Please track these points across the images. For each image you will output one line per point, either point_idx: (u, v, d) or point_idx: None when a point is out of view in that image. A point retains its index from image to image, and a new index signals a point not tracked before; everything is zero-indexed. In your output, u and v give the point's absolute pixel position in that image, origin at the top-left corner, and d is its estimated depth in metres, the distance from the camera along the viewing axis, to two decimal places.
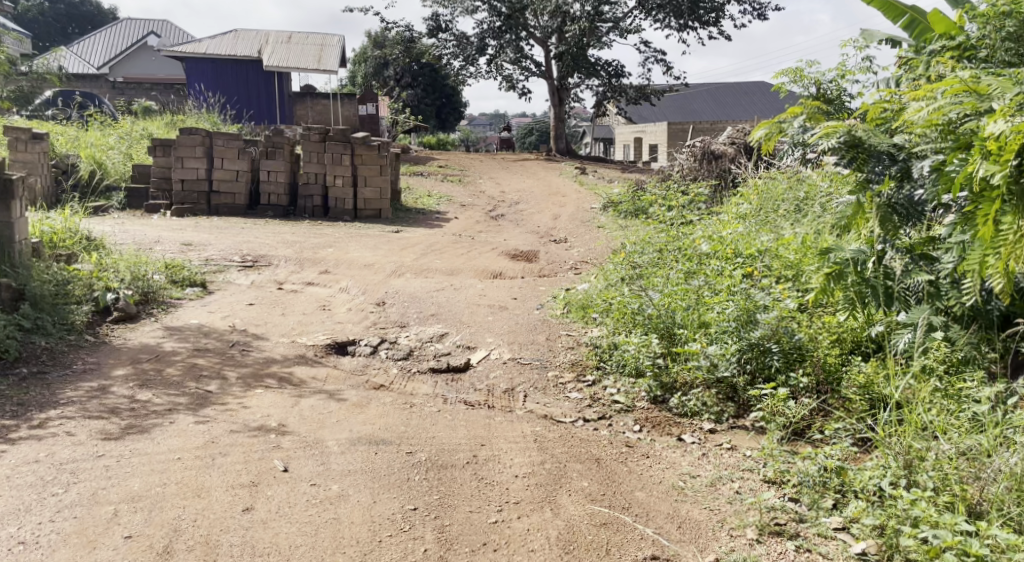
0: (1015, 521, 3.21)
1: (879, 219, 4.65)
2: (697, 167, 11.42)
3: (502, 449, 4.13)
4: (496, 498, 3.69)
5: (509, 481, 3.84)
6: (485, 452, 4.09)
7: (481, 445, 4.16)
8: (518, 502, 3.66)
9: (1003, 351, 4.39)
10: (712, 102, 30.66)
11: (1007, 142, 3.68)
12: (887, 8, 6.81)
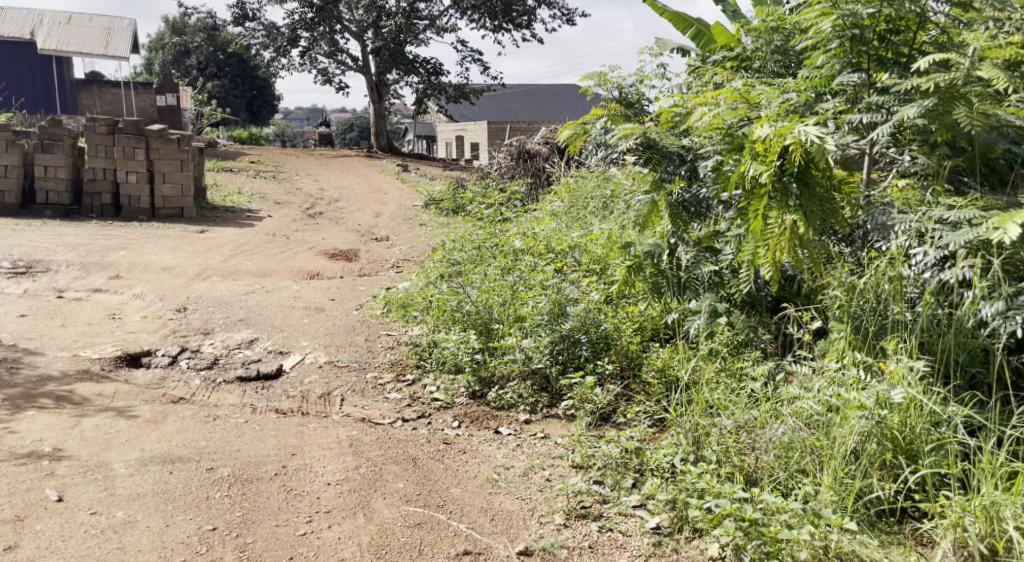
0: (783, 485, 3.53)
1: (670, 216, 4.93)
2: (513, 165, 11.66)
3: (314, 457, 4.05)
4: (306, 509, 3.62)
5: (320, 490, 3.77)
6: (295, 462, 3.99)
7: (291, 455, 4.06)
8: (329, 510, 3.61)
9: (776, 331, 4.75)
10: (527, 101, 31.46)
11: (771, 144, 4.07)
12: (676, 20, 7.30)
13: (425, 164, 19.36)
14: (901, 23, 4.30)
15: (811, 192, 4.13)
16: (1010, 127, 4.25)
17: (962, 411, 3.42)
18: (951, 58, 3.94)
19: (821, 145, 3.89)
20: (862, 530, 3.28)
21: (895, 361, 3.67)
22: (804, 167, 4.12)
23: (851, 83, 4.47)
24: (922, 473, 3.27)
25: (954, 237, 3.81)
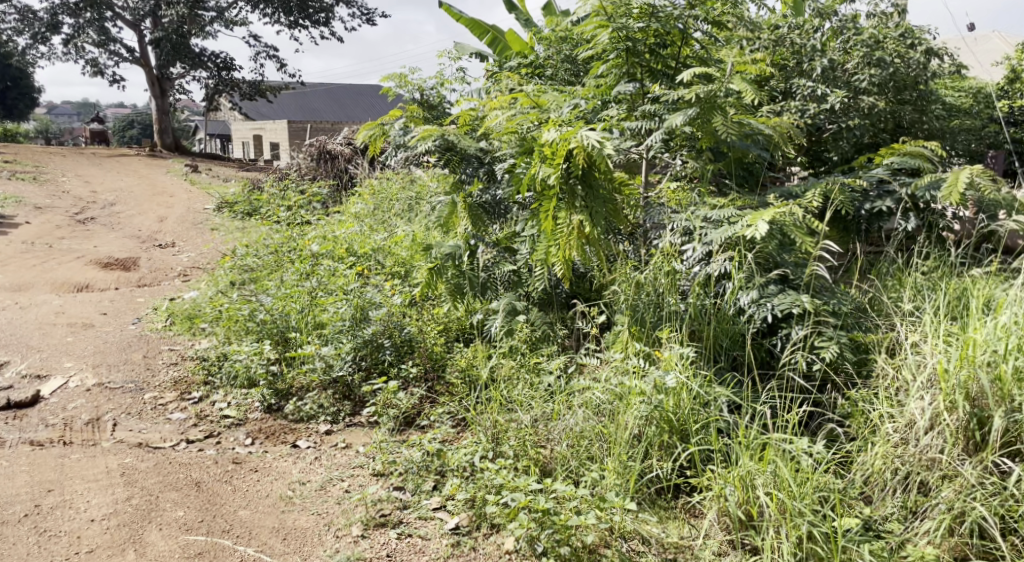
0: (575, 474, 3.70)
1: (470, 217, 5.00)
2: (315, 166, 11.42)
3: (76, 492, 3.79)
4: (63, 551, 3.43)
5: (82, 528, 3.56)
6: (53, 499, 3.74)
7: (48, 492, 3.79)
8: (92, 550, 3.43)
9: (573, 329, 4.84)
10: (332, 101, 30.97)
11: (558, 148, 4.26)
12: (472, 26, 7.46)
13: (215, 164, 18.45)
14: (668, 38, 4.63)
15: (595, 194, 4.37)
16: (760, 135, 4.70)
17: (725, 391, 3.72)
18: (710, 71, 4.33)
19: (600, 149, 4.11)
20: (642, 509, 3.53)
21: (669, 350, 3.94)
22: (586, 170, 4.35)
23: (626, 92, 4.73)
24: (691, 450, 3.55)
25: (717, 235, 4.15)
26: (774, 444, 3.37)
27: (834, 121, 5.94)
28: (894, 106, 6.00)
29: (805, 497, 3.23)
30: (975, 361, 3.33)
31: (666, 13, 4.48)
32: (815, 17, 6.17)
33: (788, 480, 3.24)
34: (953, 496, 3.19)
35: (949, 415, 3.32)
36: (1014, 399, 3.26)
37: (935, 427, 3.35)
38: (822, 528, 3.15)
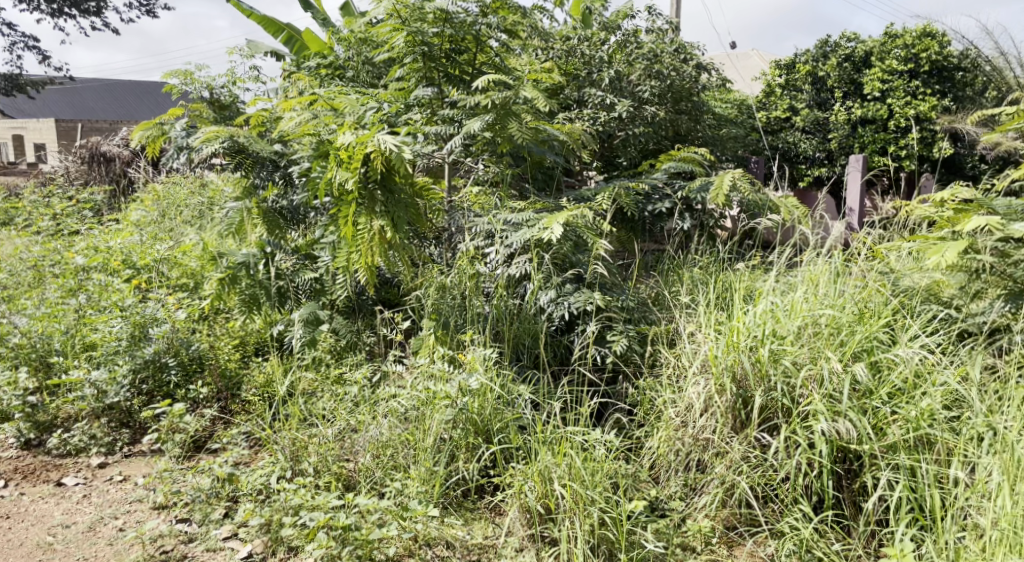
0: (378, 486, 3.63)
1: (265, 224, 4.81)
2: (87, 169, 10.57)
3: None
4: None
5: None
6: None
7: None
8: None
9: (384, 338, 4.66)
10: (112, 100, 28.88)
11: (354, 151, 4.15)
12: (266, 22, 7.14)
13: None
14: (463, 44, 4.63)
15: (396, 199, 4.28)
16: (556, 141, 4.83)
17: (527, 388, 3.78)
18: (504, 79, 4.39)
19: (399, 153, 4.04)
20: (448, 514, 3.52)
21: (472, 351, 3.92)
22: (385, 174, 4.26)
23: (424, 97, 4.69)
24: (494, 451, 3.56)
25: (517, 236, 4.18)
26: (571, 437, 3.46)
27: (623, 128, 6.22)
28: (674, 116, 6.41)
29: (597, 485, 3.33)
30: (739, 347, 3.59)
31: (459, 20, 4.50)
32: (602, 30, 6.44)
33: (582, 471, 3.33)
34: (724, 471, 3.48)
35: (719, 397, 3.59)
36: (770, 379, 3.54)
37: (708, 409, 3.61)
38: (611, 514, 3.28)
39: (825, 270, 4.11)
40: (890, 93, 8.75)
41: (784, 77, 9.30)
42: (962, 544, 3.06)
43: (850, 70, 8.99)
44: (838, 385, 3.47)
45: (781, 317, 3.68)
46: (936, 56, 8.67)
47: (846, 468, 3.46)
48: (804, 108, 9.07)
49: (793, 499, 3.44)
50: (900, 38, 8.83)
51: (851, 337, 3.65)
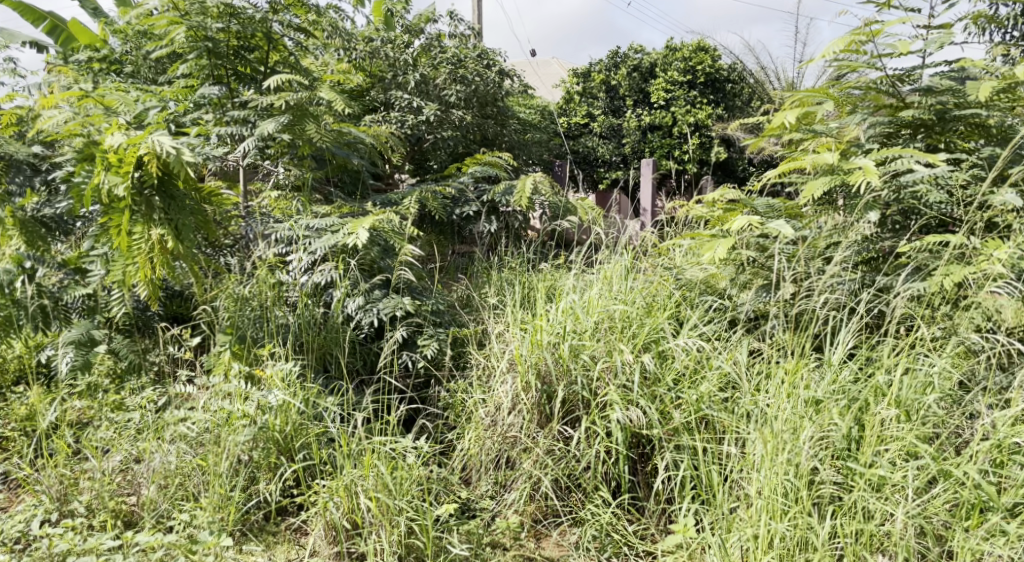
0: (163, 520, 3.38)
1: (26, 237, 4.11)
2: None
3: None
4: None
5: None
6: None
7: None
8: None
9: (169, 358, 4.20)
10: None
11: (124, 155, 3.72)
12: (26, 11, 6.52)
13: None
14: (252, 42, 4.48)
15: (179, 205, 3.87)
16: (361, 144, 4.74)
17: (336, 400, 3.62)
18: (298, 80, 4.30)
19: (178, 155, 3.71)
20: (247, 541, 3.34)
21: (271, 366, 3.69)
22: (163, 178, 3.85)
23: (211, 95, 4.45)
24: (296, 468, 3.40)
25: (320, 243, 4.04)
26: (377, 448, 3.37)
27: (431, 132, 6.20)
28: (479, 120, 6.51)
29: (406, 494, 3.29)
30: (542, 345, 3.74)
31: (245, 16, 4.35)
32: (404, 33, 6.36)
33: (389, 480, 3.26)
34: (530, 466, 3.55)
35: (525, 395, 3.68)
36: (571, 373, 3.68)
37: (516, 406, 3.69)
38: (418, 521, 3.23)
39: (616, 268, 4.38)
40: (673, 101, 9.52)
41: (581, 85, 9.78)
42: (735, 513, 3.29)
43: (638, 79, 9.61)
44: (630, 375, 3.67)
45: (580, 314, 3.87)
46: (709, 69, 9.47)
47: (639, 452, 3.66)
48: (600, 115, 9.64)
49: (595, 486, 3.57)
50: (679, 51, 9.60)
51: (641, 329, 3.88)
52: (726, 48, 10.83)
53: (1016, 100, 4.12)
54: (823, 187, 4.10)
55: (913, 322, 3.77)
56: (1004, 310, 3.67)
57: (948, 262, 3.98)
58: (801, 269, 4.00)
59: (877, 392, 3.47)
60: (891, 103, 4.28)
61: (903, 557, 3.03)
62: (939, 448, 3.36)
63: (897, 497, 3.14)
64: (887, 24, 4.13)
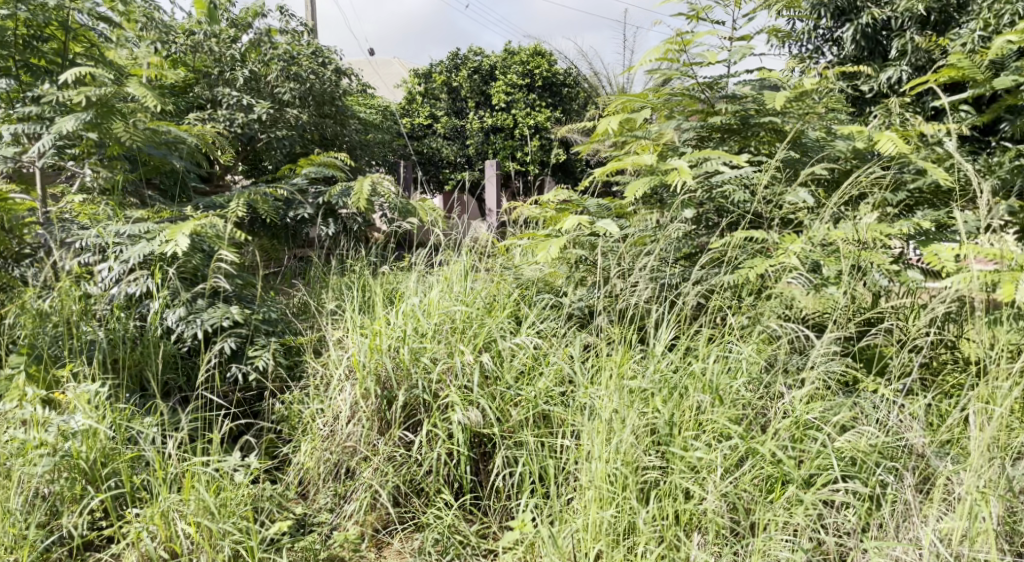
0: None
1: None
2: None
3: None
4: None
5: None
6: None
7: None
8: None
9: None
10: None
11: None
12: None
13: None
14: (47, 32, 4.10)
15: None
16: (182, 144, 4.46)
17: (155, 421, 3.35)
18: (100, 73, 3.95)
19: None
20: None
21: (74, 388, 3.38)
22: None
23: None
24: (104, 499, 3.13)
25: (134, 251, 3.73)
26: (197, 470, 3.18)
27: (264, 131, 5.97)
28: (316, 120, 6.35)
29: (231, 516, 3.12)
30: (382, 350, 3.64)
31: (37, 3, 3.95)
32: (231, 28, 6.06)
33: (210, 504, 3.08)
34: (371, 476, 3.46)
35: (364, 402, 3.58)
36: (412, 377, 3.63)
37: (355, 415, 3.58)
38: (245, 543, 3.07)
39: (456, 268, 4.33)
40: (513, 104, 9.73)
41: (423, 86, 9.72)
42: (572, 505, 3.34)
43: (478, 82, 9.74)
44: (470, 376, 3.66)
45: (420, 317, 3.83)
46: (546, 73, 9.80)
47: (481, 452, 3.67)
48: (443, 116, 9.68)
49: (436, 490, 3.53)
50: (517, 55, 9.80)
51: (482, 329, 3.85)
52: (560, 52, 11.11)
53: (808, 109, 4.51)
54: (644, 186, 4.27)
55: (724, 313, 4.02)
56: (800, 299, 3.93)
57: (754, 256, 4.26)
58: (626, 266, 4.16)
59: (693, 379, 3.61)
60: (703, 108, 4.51)
61: (714, 533, 3.17)
62: (747, 428, 3.49)
63: (708, 477, 3.27)
64: (697, 35, 4.30)
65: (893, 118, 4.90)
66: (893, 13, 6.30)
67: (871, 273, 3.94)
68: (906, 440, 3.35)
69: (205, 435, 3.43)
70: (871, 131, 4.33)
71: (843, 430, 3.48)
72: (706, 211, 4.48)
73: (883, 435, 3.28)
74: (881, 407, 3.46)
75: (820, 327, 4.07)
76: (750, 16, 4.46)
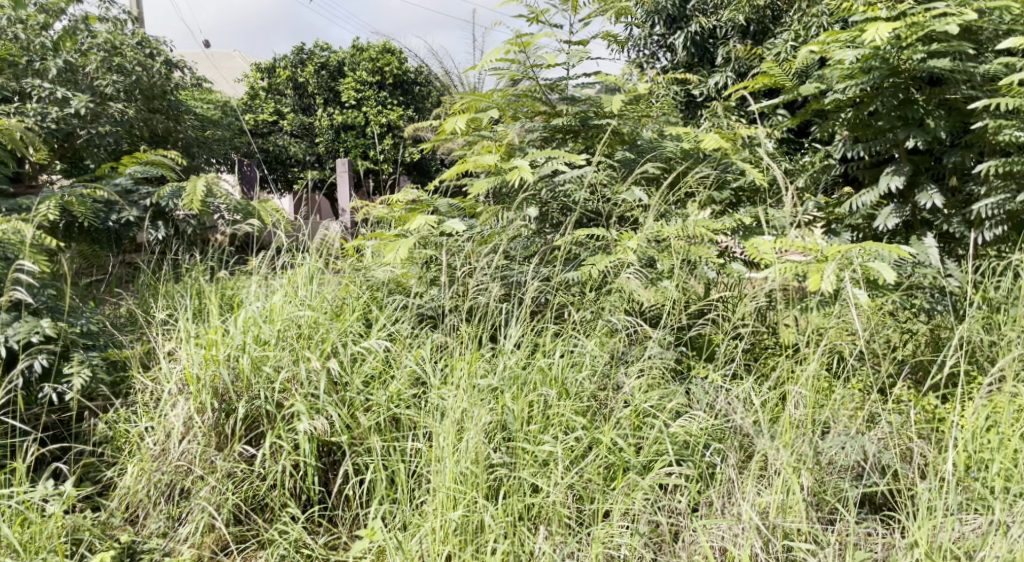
0: None
1: None
2: None
3: None
4: None
5: None
6: None
7: None
8: None
9: None
10: None
11: None
12: None
13: None
14: None
15: None
16: None
17: None
18: None
19: None
20: None
21: None
22: None
23: None
24: None
25: None
26: None
27: (83, 127, 5.55)
28: (145, 115, 6.02)
29: (40, 552, 2.92)
30: (218, 360, 3.43)
31: None
32: (39, 14, 5.60)
33: (13, 538, 2.88)
34: (209, 494, 3.24)
35: (200, 417, 3.37)
36: (253, 388, 3.43)
37: (189, 431, 3.36)
38: None
39: (300, 271, 4.16)
40: (363, 101, 9.52)
41: (266, 81, 9.50)
42: (423, 508, 3.27)
43: (326, 79, 9.52)
44: (315, 383, 3.51)
45: (260, 324, 3.64)
46: (396, 71, 9.65)
47: (330, 460, 3.53)
48: (289, 113, 9.39)
49: (281, 504, 3.36)
50: (365, 51, 9.60)
51: (327, 335, 3.70)
52: (409, 50, 10.97)
53: (641, 113, 4.66)
54: (489, 186, 4.29)
55: (566, 309, 4.09)
56: (640, 292, 3.99)
57: (595, 253, 4.36)
58: (472, 264, 4.14)
59: (541, 374, 3.64)
60: (545, 110, 4.57)
61: (558, 523, 3.19)
62: (591, 420, 3.54)
63: (553, 471, 3.31)
64: (536, 38, 4.35)
65: (720, 121, 5.15)
66: (717, 22, 6.59)
67: (700, 266, 4.16)
68: (733, 422, 3.46)
69: (8, 462, 3.16)
70: (698, 133, 4.50)
71: (677, 416, 3.61)
72: (551, 210, 4.53)
73: (712, 419, 3.39)
74: (711, 392, 3.59)
75: (655, 319, 4.17)
76: (587, 20, 4.55)
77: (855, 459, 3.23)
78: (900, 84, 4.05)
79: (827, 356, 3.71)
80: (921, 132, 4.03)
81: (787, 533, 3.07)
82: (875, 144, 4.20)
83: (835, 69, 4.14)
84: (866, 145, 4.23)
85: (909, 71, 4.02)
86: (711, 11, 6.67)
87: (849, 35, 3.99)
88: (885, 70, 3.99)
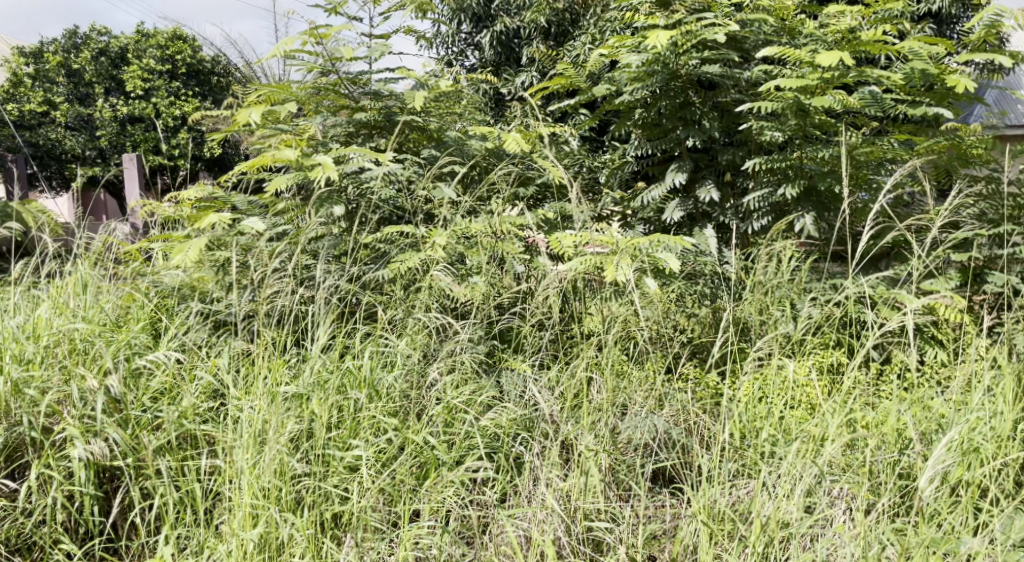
0: None
1: None
2: None
3: None
4: None
5: None
6: None
7: None
8: None
9: None
10: None
11: None
12: None
13: None
14: None
15: None
16: None
17: None
18: None
19: None
20: None
21: None
22: None
23: None
24: None
25: None
26: None
27: None
28: None
29: None
30: None
31: None
32: None
33: None
34: None
35: None
36: (13, 413, 3.09)
37: None
38: None
39: (72, 280, 3.78)
40: (152, 91, 9.43)
41: (32, 67, 9.26)
42: (217, 527, 3.05)
43: (106, 64, 9.38)
44: (91, 403, 3.18)
45: (21, 340, 3.30)
46: (188, 59, 9.54)
47: (112, 485, 3.23)
48: (61, 101, 9.23)
49: (53, 540, 3.03)
50: (152, 37, 9.50)
51: (107, 349, 3.38)
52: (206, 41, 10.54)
53: (447, 109, 4.62)
54: (288, 183, 4.08)
55: (376, 307, 3.97)
56: (450, 288, 3.91)
57: (404, 250, 4.27)
58: (267, 262, 3.93)
59: (350, 376, 3.51)
60: (350, 104, 4.38)
61: (362, 525, 3.05)
62: (404, 420, 3.44)
63: (359, 476, 3.17)
64: (333, 29, 4.17)
65: (523, 119, 5.18)
66: (521, 22, 6.67)
67: (508, 260, 4.17)
68: (541, 411, 3.48)
69: None
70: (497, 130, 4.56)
71: (488, 409, 3.60)
72: (358, 207, 4.39)
73: (519, 410, 3.39)
74: (518, 382, 3.60)
75: (466, 313, 4.13)
76: (386, 13, 4.42)
77: (647, 437, 3.34)
78: (677, 88, 4.27)
79: (622, 344, 3.83)
80: (698, 132, 4.26)
81: (585, 515, 3.11)
82: (661, 142, 4.40)
83: (624, 72, 4.26)
84: (653, 143, 4.43)
85: (687, 75, 4.22)
86: (514, 11, 6.77)
87: (633, 40, 4.13)
88: (666, 74, 4.17)
